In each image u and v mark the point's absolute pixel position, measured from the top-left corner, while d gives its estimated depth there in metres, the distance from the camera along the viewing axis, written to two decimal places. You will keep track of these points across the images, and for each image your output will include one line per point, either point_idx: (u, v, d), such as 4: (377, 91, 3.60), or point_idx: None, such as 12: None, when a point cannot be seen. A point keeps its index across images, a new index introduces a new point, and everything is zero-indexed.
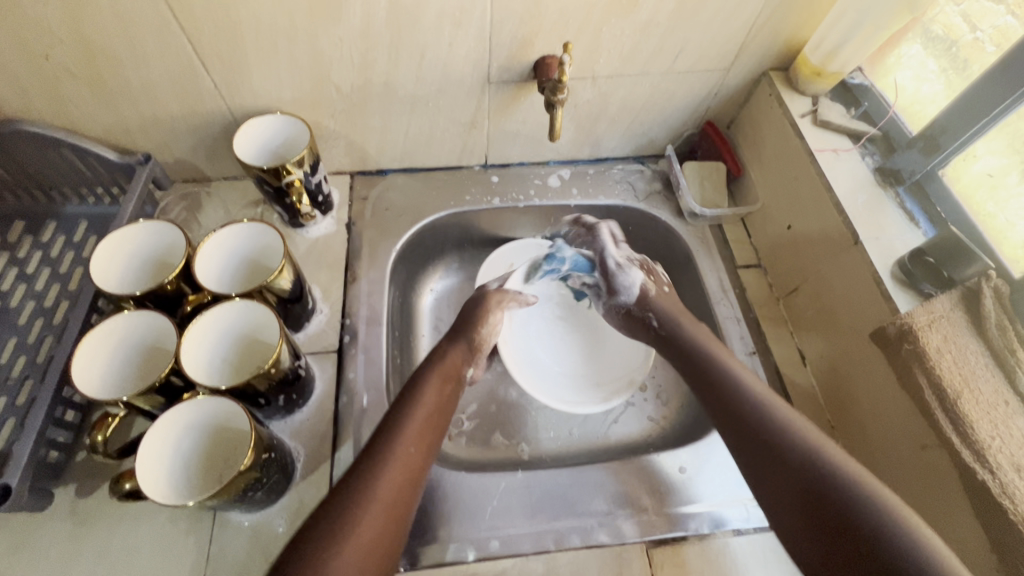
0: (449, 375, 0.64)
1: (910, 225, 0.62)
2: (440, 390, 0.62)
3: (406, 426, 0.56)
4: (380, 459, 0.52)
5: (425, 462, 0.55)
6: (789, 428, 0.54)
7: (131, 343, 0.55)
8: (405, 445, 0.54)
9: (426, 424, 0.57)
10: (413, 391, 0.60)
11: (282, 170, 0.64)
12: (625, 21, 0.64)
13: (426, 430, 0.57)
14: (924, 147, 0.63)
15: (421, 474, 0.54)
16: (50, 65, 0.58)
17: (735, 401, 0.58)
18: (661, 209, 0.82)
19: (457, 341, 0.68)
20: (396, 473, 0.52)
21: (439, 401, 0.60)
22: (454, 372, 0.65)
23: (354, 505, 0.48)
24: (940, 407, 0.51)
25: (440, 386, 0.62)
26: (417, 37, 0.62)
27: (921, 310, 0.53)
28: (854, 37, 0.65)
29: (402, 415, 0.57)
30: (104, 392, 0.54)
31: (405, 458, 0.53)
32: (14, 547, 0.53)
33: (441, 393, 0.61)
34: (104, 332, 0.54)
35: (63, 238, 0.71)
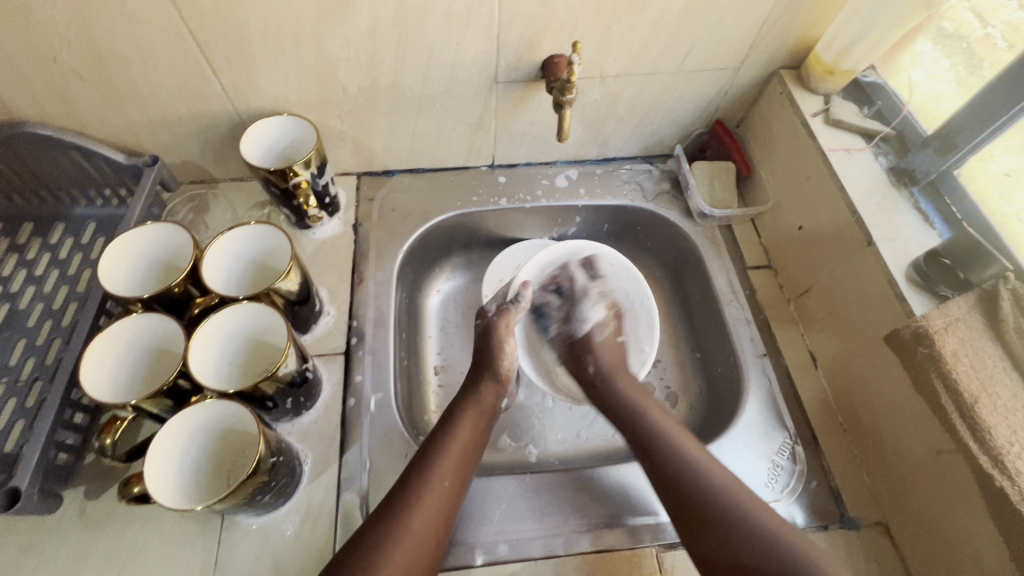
0: (484, 409, 0.63)
1: (924, 226, 0.61)
2: (473, 423, 0.61)
3: (440, 460, 0.56)
4: (413, 495, 0.52)
5: (457, 495, 0.55)
6: (700, 480, 0.54)
7: (138, 347, 0.55)
8: (438, 481, 0.54)
9: (460, 458, 0.57)
10: (449, 425, 0.60)
11: (289, 171, 0.64)
12: (633, 20, 0.63)
13: (461, 465, 0.56)
14: (939, 147, 0.61)
15: (454, 511, 0.54)
16: (58, 67, 0.58)
17: (662, 451, 0.57)
18: (670, 210, 0.81)
19: (484, 376, 0.66)
20: (429, 511, 0.52)
21: (472, 435, 0.60)
22: (488, 408, 0.64)
23: (386, 539, 0.49)
24: (957, 413, 0.50)
25: (475, 420, 0.61)
26: (424, 37, 0.62)
27: (937, 313, 0.52)
28: (867, 35, 0.64)
29: (436, 450, 0.56)
30: (113, 396, 0.54)
31: (439, 494, 0.53)
32: (24, 548, 0.53)
33: (475, 427, 0.61)
34: (112, 336, 0.54)
35: (72, 239, 0.71)
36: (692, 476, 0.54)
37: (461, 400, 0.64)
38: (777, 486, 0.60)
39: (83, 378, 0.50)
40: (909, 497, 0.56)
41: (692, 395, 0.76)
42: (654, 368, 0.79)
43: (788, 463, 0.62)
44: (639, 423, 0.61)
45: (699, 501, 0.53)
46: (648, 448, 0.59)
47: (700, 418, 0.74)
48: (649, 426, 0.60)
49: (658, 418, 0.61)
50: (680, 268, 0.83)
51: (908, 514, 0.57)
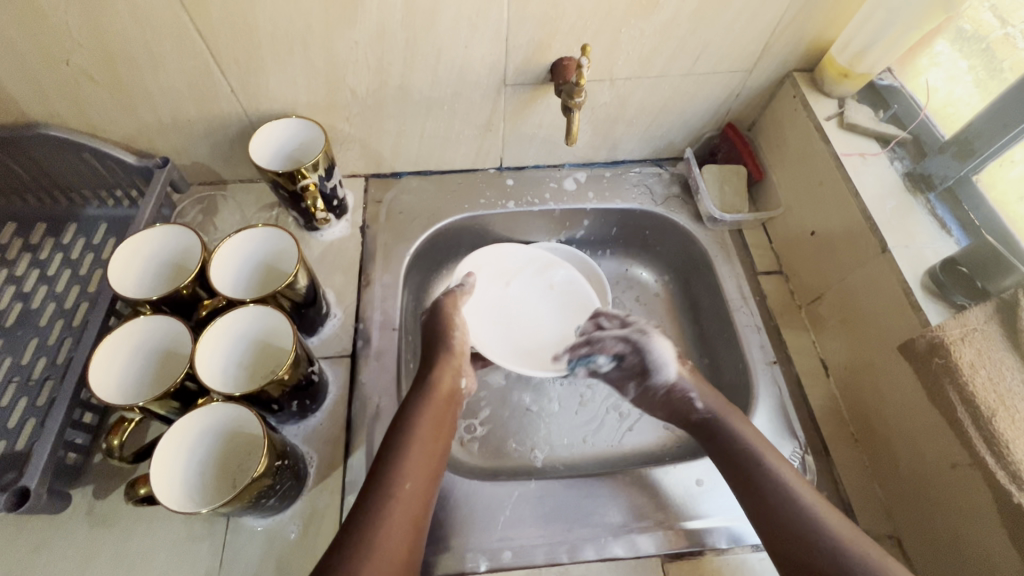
0: (442, 393, 0.63)
1: (941, 233, 0.60)
2: (435, 409, 0.61)
3: (407, 452, 0.55)
4: (385, 490, 0.52)
5: (429, 485, 0.55)
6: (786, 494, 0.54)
7: (146, 348, 0.56)
8: (409, 473, 0.54)
9: (423, 454, 0.56)
10: (407, 412, 0.59)
11: (297, 174, 0.64)
12: (644, 22, 0.62)
13: (427, 455, 0.56)
14: (957, 152, 0.60)
15: (426, 507, 0.53)
16: (70, 70, 0.59)
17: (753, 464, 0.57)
18: (680, 213, 0.80)
19: (436, 361, 0.66)
20: (399, 513, 0.51)
21: (434, 426, 0.59)
22: (446, 391, 0.63)
23: (364, 542, 0.48)
24: (974, 425, 0.49)
25: (436, 406, 0.61)
26: (432, 40, 0.61)
27: (953, 322, 0.51)
28: (884, 37, 0.62)
29: (399, 446, 0.55)
30: (122, 397, 0.54)
31: (406, 494, 0.52)
32: (34, 546, 0.54)
33: (437, 412, 0.61)
34: (121, 337, 0.54)
35: (84, 240, 0.72)
36: (772, 478, 0.56)
37: (416, 386, 0.63)
38: None
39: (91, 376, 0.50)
40: (924, 512, 0.55)
41: None
42: None
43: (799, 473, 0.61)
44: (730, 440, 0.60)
45: (777, 506, 0.54)
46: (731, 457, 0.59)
47: None
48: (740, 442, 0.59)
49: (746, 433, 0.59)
50: (690, 273, 0.82)
51: (925, 529, 0.55)
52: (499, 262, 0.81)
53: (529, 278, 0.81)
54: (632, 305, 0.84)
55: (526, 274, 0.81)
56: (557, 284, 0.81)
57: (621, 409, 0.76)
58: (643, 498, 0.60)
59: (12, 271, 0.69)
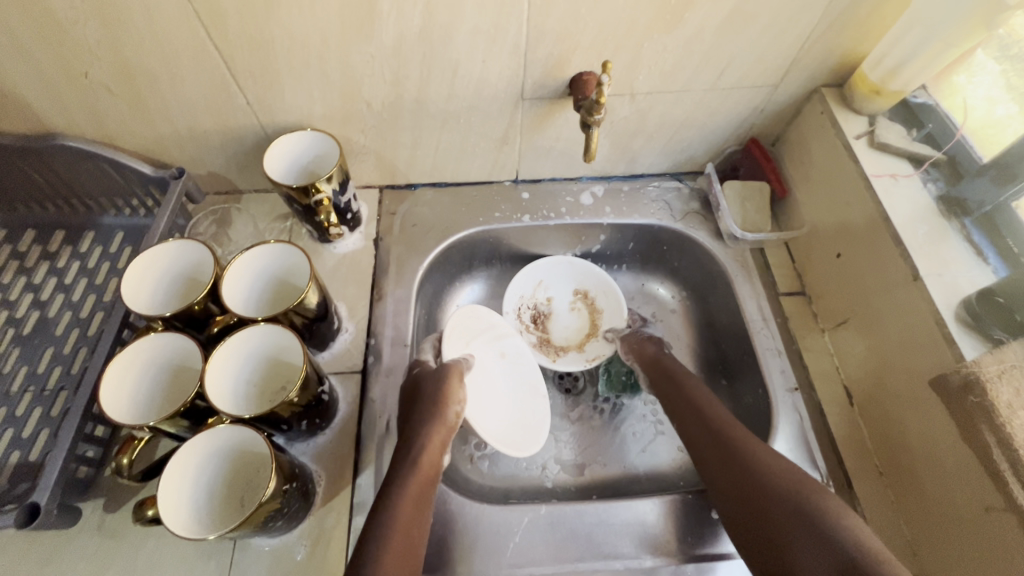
0: (427, 470, 0.56)
1: (977, 260, 0.57)
2: (419, 486, 0.54)
3: (386, 548, 0.48)
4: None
5: None
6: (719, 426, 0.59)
7: (162, 368, 0.56)
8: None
9: (403, 552, 0.49)
10: (387, 499, 0.52)
11: (312, 188, 0.63)
12: (667, 36, 0.60)
13: (405, 555, 0.49)
14: (996, 176, 0.57)
15: None
16: (89, 82, 0.59)
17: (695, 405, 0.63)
18: (699, 230, 0.78)
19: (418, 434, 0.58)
20: None
21: (415, 515, 0.52)
22: (431, 470, 0.57)
23: None
24: (1011, 469, 0.46)
25: (419, 484, 0.54)
26: (449, 54, 0.60)
27: (990, 359, 0.49)
28: (919, 54, 0.60)
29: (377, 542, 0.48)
30: (129, 415, 0.54)
31: None
32: (45, 560, 0.54)
33: (420, 492, 0.54)
34: (140, 354, 0.54)
35: (100, 248, 0.73)
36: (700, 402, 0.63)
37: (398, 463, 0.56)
38: None
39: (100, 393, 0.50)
40: (954, 554, 0.52)
41: None
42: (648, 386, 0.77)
43: None
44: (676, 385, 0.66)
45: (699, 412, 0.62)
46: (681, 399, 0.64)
47: None
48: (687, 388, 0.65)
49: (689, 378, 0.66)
50: (708, 292, 0.79)
51: None
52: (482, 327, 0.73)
53: (484, 342, 0.72)
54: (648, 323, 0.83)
55: (502, 339, 0.73)
56: (508, 353, 0.73)
57: (634, 429, 0.75)
58: (654, 523, 0.59)
59: (30, 279, 0.69)
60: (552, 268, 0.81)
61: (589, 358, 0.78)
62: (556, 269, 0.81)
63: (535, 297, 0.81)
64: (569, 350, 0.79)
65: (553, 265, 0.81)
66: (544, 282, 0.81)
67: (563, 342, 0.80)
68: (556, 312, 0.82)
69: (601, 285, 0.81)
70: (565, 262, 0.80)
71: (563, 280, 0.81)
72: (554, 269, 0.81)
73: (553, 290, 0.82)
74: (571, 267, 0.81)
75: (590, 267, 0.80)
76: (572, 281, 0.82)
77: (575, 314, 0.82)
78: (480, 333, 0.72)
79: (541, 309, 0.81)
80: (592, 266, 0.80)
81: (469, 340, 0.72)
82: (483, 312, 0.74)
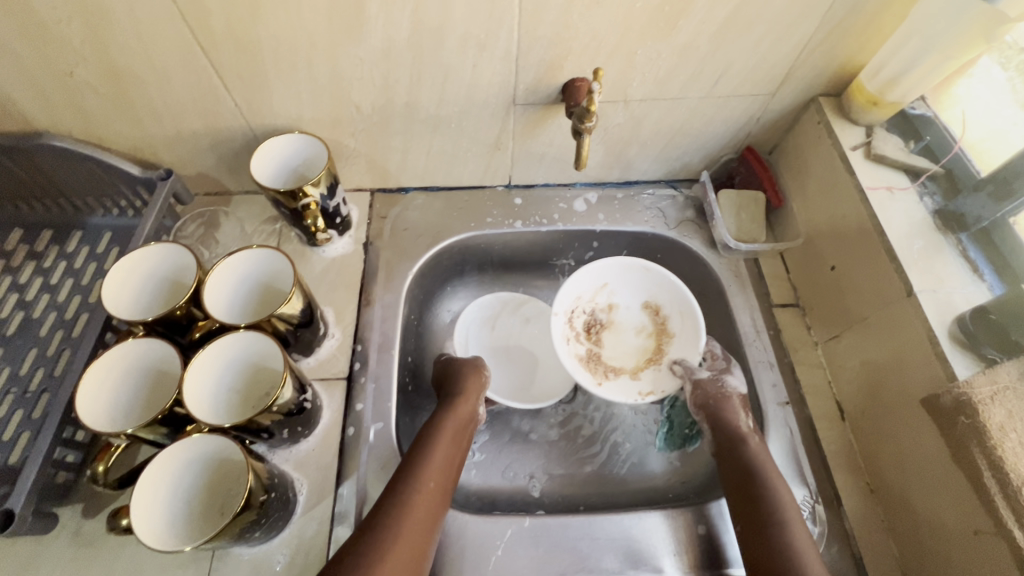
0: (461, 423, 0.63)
1: (973, 277, 0.56)
2: (452, 434, 0.61)
3: (420, 479, 0.55)
4: (394, 517, 0.51)
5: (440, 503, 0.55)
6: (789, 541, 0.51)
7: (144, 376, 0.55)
8: (418, 503, 0.53)
9: (441, 464, 0.58)
10: (424, 441, 0.59)
11: (298, 192, 0.63)
12: (661, 44, 0.60)
13: (441, 472, 0.57)
14: (993, 191, 0.56)
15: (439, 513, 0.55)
16: (74, 82, 0.58)
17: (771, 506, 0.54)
18: (693, 239, 0.77)
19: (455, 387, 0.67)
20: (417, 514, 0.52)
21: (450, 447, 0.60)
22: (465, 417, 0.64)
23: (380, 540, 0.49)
24: (1002, 494, 0.45)
25: (453, 435, 0.61)
26: (440, 59, 0.59)
27: (982, 379, 0.48)
28: (918, 65, 0.59)
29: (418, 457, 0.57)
30: (104, 421, 0.53)
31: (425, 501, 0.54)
32: (21, 565, 0.53)
33: (453, 439, 0.61)
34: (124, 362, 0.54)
35: (87, 249, 0.72)
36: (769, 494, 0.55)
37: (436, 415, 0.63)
38: None
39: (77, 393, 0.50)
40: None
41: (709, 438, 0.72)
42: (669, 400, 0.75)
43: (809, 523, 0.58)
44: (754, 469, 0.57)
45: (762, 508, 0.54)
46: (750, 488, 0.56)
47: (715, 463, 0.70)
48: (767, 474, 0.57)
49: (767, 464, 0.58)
50: (702, 302, 0.78)
51: None
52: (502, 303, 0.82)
53: (507, 317, 0.81)
54: None
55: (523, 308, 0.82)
56: (532, 317, 0.82)
57: (624, 439, 0.73)
58: (641, 537, 0.58)
59: (16, 279, 0.69)
60: (623, 274, 0.75)
61: (642, 392, 0.69)
62: (628, 275, 0.75)
63: (595, 301, 0.75)
64: (625, 372, 0.72)
65: (624, 271, 0.75)
66: (609, 287, 0.76)
67: (619, 360, 0.73)
68: (616, 323, 0.76)
69: (676, 301, 0.72)
70: (641, 267, 0.74)
71: (631, 286, 0.75)
72: (622, 277, 0.75)
73: (619, 297, 0.76)
74: (645, 275, 0.74)
75: (668, 279, 0.73)
76: (642, 291, 0.75)
77: (638, 329, 0.75)
78: (501, 306, 0.82)
79: (599, 317, 0.75)
80: (669, 277, 0.73)
81: (492, 321, 0.81)
82: (491, 299, 0.81)
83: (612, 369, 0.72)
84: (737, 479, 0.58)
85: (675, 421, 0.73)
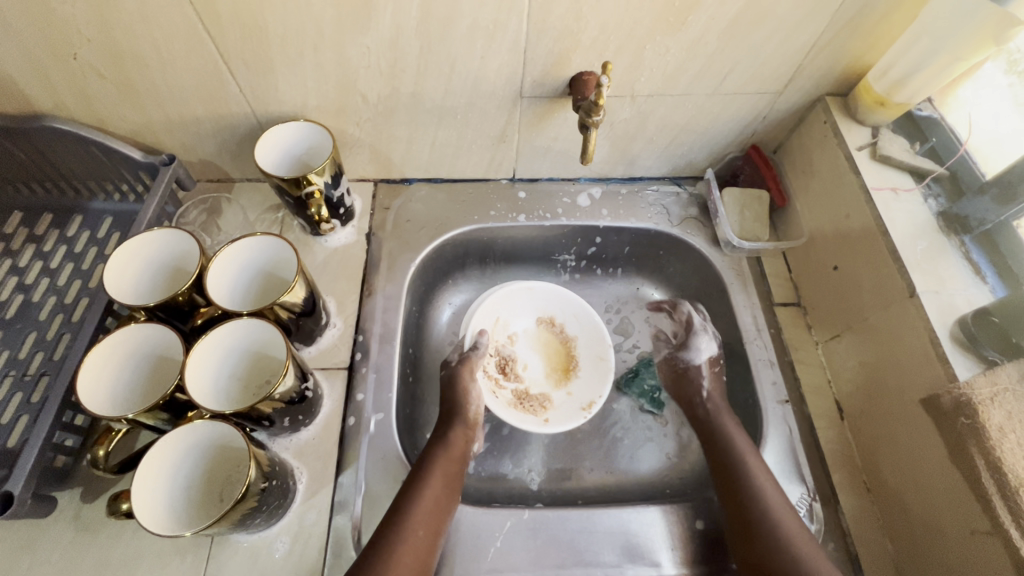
0: (453, 457, 0.60)
1: (975, 279, 0.57)
2: (444, 475, 0.58)
3: (408, 522, 0.52)
4: (376, 567, 0.49)
5: (433, 542, 0.53)
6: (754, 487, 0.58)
7: (146, 370, 0.55)
8: (403, 552, 0.51)
9: (435, 502, 0.55)
10: (415, 478, 0.56)
11: (303, 180, 0.62)
12: (670, 39, 0.59)
13: (434, 512, 0.54)
14: (998, 194, 0.56)
15: (429, 556, 0.52)
16: (77, 63, 0.58)
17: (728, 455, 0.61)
18: (696, 236, 0.77)
19: (454, 422, 0.64)
20: (405, 561, 0.50)
21: (445, 478, 0.57)
22: (458, 452, 0.61)
23: None
24: (999, 494, 0.46)
25: (445, 471, 0.58)
26: (448, 48, 0.59)
27: (982, 380, 0.48)
28: (926, 67, 0.59)
29: (409, 497, 0.54)
30: (97, 400, 0.52)
31: (414, 543, 0.52)
32: (19, 548, 0.53)
33: (446, 480, 0.57)
34: (138, 355, 0.55)
35: (88, 233, 0.72)
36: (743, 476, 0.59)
37: (430, 446, 0.61)
38: None
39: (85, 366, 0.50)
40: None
41: None
42: (667, 402, 0.76)
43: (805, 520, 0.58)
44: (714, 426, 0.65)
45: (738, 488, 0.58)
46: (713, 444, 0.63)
47: None
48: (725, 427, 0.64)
49: (727, 421, 0.65)
50: (703, 300, 0.79)
51: None
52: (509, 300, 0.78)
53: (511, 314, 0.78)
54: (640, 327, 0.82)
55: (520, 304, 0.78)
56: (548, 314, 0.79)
57: (623, 434, 0.74)
58: (638, 535, 0.58)
59: (15, 262, 0.68)
60: (512, 302, 0.78)
61: (585, 405, 0.71)
62: (516, 300, 0.78)
63: (497, 339, 0.76)
64: (554, 394, 0.73)
65: (513, 299, 0.78)
66: (503, 320, 0.77)
67: (540, 389, 0.74)
68: (520, 353, 0.77)
69: (567, 307, 0.78)
70: (523, 289, 0.78)
71: (524, 309, 0.78)
72: (514, 297, 0.78)
73: (515, 325, 0.78)
74: (531, 294, 0.78)
75: (551, 290, 0.78)
76: (535, 309, 0.79)
77: (541, 347, 0.77)
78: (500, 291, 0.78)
79: (506, 353, 0.75)
80: (553, 288, 0.78)
81: None
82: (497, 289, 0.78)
83: (542, 398, 0.73)
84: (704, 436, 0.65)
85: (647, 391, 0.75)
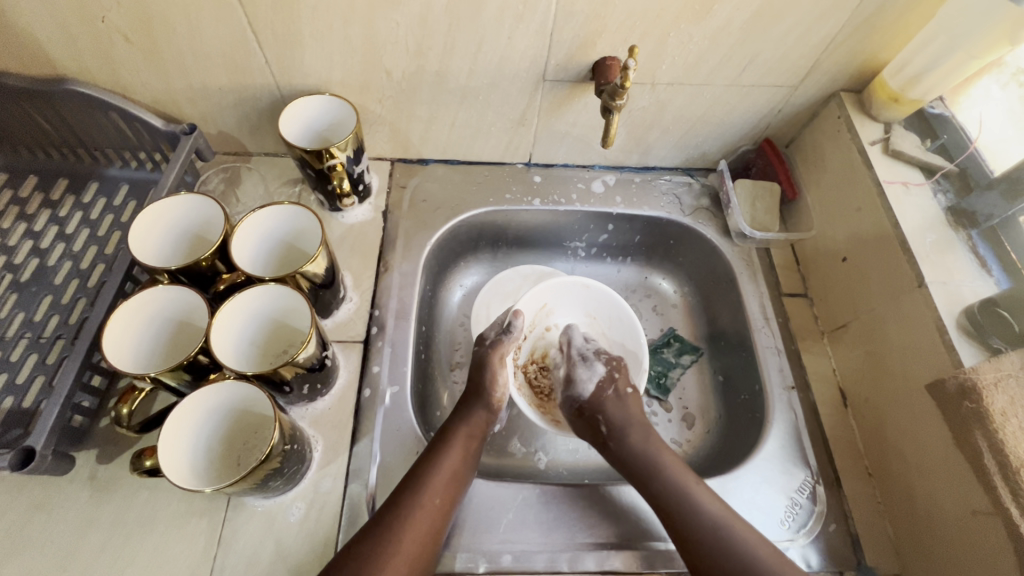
0: (474, 432, 0.61)
1: (981, 272, 0.58)
2: (464, 449, 0.58)
3: (425, 489, 0.54)
4: (391, 529, 0.51)
5: (447, 513, 0.54)
6: (717, 528, 0.53)
7: (170, 343, 0.56)
8: (417, 518, 0.52)
9: (453, 474, 0.56)
10: (435, 449, 0.57)
11: (325, 153, 0.63)
12: (694, 28, 0.60)
13: (452, 482, 0.55)
14: (1006, 189, 0.58)
15: (444, 525, 0.53)
16: (105, 27, 0.58)
17: (670, 495, 0.56)
18: (708, 226, 0.78)
19: (475, 400, 0.64)
20: (419, 525, 0.52)
21: (464, 455, 0.58)
22: (479, 429, 0.62)
23: (383, 543, 0.50)
24: (1000, 475, 0.47)
25: (465, 446, 0.59)
26: (476, 27, 0.60)
27: (987, 366, 0.50)
28: (941, 65, 0.60)
29: (429, 465, 0.56)
30: (121, 334, 0.53)
31: (431, 510, 0.53)
32: (35, 507, 0.54)
33: (465, 451, 0.58)
34: (174, 329, 0.56)
35: (104, 200, 0.71)
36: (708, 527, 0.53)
37: (450, 421, 0.62)
38: (793, 525, 0.58)
39: (142, 304, 0.53)
40: (935, 553, 0.54)
41: (710, 420, 0.74)
42: (673, 388, 0.77)
43: (808, 502, 0.60)
44: (637, 456, 0.60)
45: (703, 536, 0.53)
46: (647, 482, 0.57)
47: (719, 443, 0.71)
48: (657, 459, 0.59)
49: (653, 449, 0.60)
50: (712, 289, 0.80)
51: None
52: (559, 293, 0.77)
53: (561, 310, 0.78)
54: (648, 315, 0.83)
55: (569, 297, 0.78)
56: (593, 313, 0.77)
57: None
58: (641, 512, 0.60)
59: (31, 226, 0.68)
60: (561, 294, 0.78)
61: None
62: (566, 293, 0.77)
63: (537, 325, 0.76)
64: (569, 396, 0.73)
65: (563, 291, 0.78)
66: (548, 307, 0.77)
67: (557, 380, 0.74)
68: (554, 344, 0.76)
69: (613, 313, 0.76)
70: (580, 285, 0.77)
71: (572, 305, 0.78)
72: (561, 292, 0.77)
73: (557, 317, 0.78)
74: (584, 292, 0.77)
75: (604, 294, 0.76)
76: (580, 309, 0.77)
77: None
78: (528, 279, 0.82)
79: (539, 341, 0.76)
80: (608, 294, 0.76)
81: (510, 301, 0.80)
82: (509, 273, 0.82)
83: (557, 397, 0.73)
84: (631, 471, 0.59)
85: (656, 375, 0.77)
